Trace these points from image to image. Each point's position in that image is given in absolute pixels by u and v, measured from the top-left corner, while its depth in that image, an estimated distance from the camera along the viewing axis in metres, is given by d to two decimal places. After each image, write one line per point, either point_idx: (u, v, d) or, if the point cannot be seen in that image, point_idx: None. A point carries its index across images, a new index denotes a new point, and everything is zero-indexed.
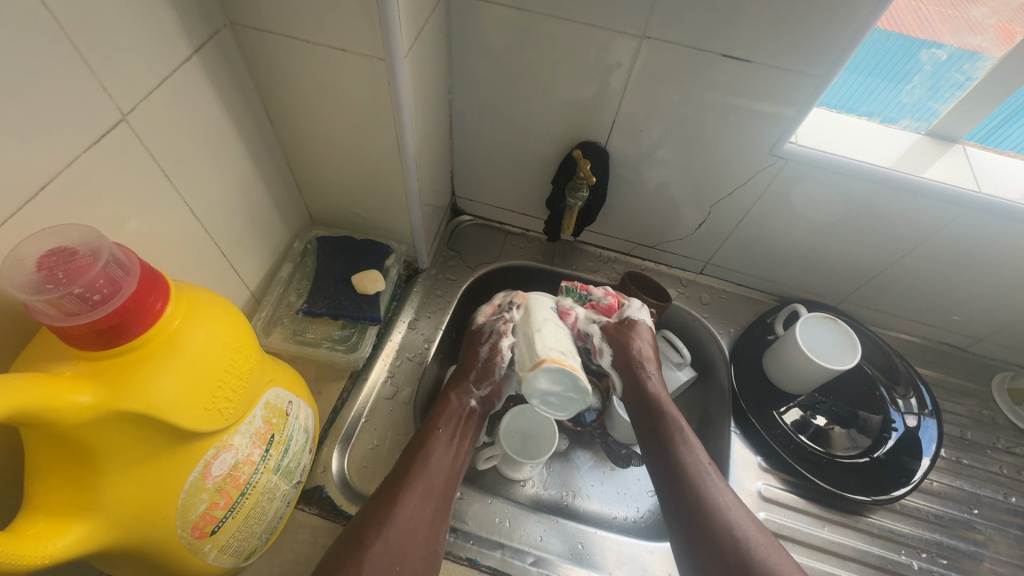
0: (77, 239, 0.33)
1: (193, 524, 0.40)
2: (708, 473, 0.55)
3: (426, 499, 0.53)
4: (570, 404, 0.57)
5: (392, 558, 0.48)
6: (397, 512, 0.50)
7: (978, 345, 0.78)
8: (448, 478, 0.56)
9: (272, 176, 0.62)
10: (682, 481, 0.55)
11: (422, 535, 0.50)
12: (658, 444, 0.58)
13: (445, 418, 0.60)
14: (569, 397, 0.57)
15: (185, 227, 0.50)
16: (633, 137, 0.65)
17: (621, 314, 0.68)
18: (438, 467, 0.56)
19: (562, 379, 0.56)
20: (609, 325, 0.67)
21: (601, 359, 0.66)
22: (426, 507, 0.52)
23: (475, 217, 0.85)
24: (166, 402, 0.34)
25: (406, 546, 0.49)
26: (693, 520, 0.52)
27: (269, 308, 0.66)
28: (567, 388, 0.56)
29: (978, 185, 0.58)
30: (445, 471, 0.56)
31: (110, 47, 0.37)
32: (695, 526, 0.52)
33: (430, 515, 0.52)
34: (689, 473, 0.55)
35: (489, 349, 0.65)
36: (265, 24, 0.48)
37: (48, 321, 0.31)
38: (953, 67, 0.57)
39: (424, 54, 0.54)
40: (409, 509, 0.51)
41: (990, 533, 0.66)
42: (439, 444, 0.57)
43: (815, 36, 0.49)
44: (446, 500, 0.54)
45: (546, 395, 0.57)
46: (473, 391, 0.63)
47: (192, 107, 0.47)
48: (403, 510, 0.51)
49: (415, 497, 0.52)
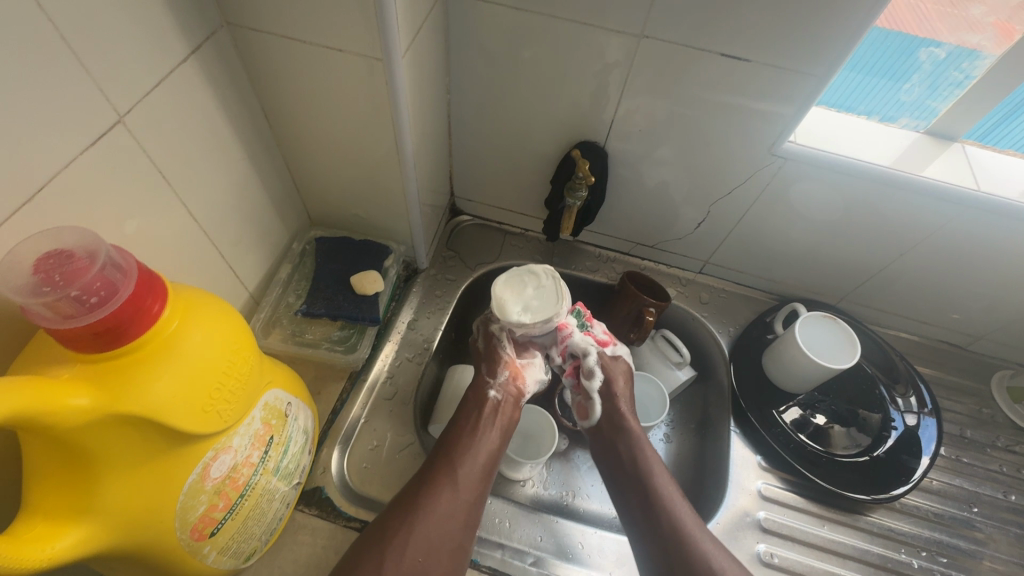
0: (74, 241, 0.33)
1: (192, 527, 0.40)
2: (674, 499, 0.56)
3: (453, 492, 0.53)
4: (546, 288, 0.63)
5: (415, 552, 0.48)
6: (422, 506, 0.51)
7: (978, 343, 0.78)
8: (477, 469, 0.56)
9: (270, 176, 0.62)
10: (649, 508, 0.56)
11: (447, 529, 0.51)
12: (629, 473, 0.59)
13: (469, 411, 0.60)
14: (539, 286, 0.63)
15: (183, 228, 0.49)
16: (631, 137, 0.64)
17: (614, 350, 0.67)
18: (465, 459, 0.56)
19: (516, 278, 0.64)
20: (605, 357, 0.66)
21: (592, 381, 0.64)
22: (454, 500, 0.52)
23: (474, 217, 0.85)
24: (164, 405, 0.34)
25: (429, 540, 0.49)
26: (658, 547, 0.53)
27: (268, 309, 0.66)
28: (527, 278, 0.64)
29: (977, 183, 0.58)
30: (475, 464, 0.56)
31: (106, 47, 0.37)
32: (659, 551, 0.53)
33: (458, 508, 0.52)
34: (656, 501, 0.56)
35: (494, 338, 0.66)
36: (263, 25, 0.48)
37: (45, 324, 0.31)
38: (953, 65, 0.57)
39: (422, 54, 0.54)
40: (434, 503, 0.52)
41: (990, 531, 0.66)
42: (467, 437, 0.57)
43: (814, 34, 0.49)
44: (478, 492, 0.54)
45: (530, 304, 0.62)
46: (491, 381, 0.63)
47: (189, 108, 0.46)
48: (427, 504, 0.51)
49: (442, 492, 0.53)
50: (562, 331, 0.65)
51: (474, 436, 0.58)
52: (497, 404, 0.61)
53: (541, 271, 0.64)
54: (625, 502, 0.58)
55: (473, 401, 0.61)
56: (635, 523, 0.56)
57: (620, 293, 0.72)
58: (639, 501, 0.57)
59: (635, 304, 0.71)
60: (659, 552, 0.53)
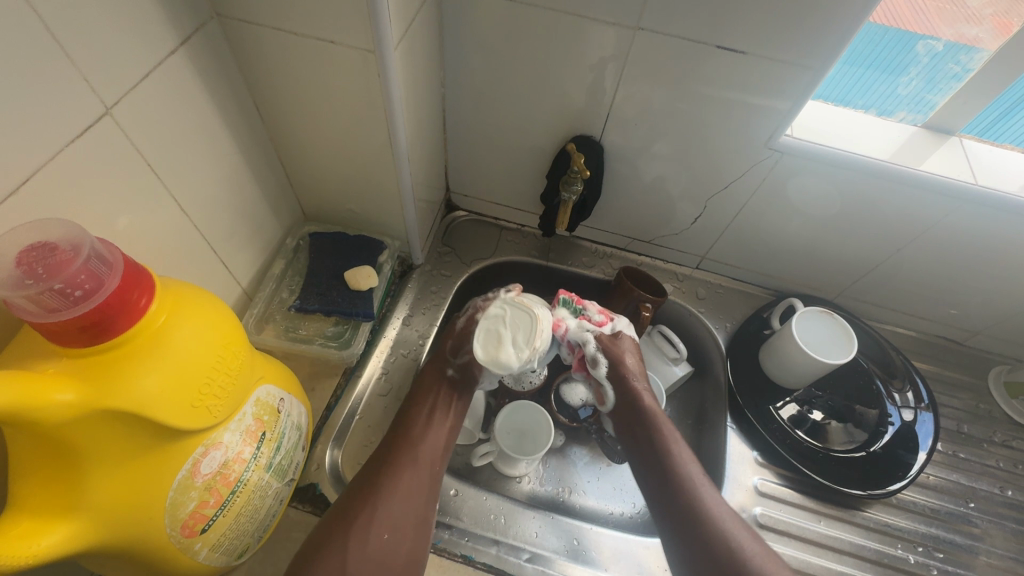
0: (58, 233, 0.33)
1: (183, 523, 0.40)
2: (697, 478, 0.56)
3: (412, 472, 0.54)
4: (511, 315, 0.61)
5: (380, 531, 0.49)
6: (382, 487, 0.52)
7: (975, 338, 0.77)
8: (433, 449, 0.57)
9: (263, 171, 0.61)
10: (672, 484, 0.56)
11: (411, 506, 0.52)
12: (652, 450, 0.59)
13: (423, 394, 0.61)
14: (501, 316, 0.61)
15: (174, 223, 0.49)
16: (628, 131, 0.64)
17: (613, 327, 0.67)
18: (421, 439, 0.57)
19: (487, 336, 0.60)
20: (603, 337, 0.66)
21: (596, 368, 0.65)
22: (413, 478, 0.53)
23: (470, 212, 0.85)
24: (152, 400, 0.33)
25: (394, 519, 0.50)
26: (684, 523, 0.53)
27: (261, 305, 0.65)
28: (494, 326, 0.61)
29: (975, 177, 0.57)
30: (430, 444, 0.57)
31: (92, 38, 0.37)
32: (686, 528, 0.53)
33: (418, 486, 0.53)
34: (678, 478, 0.56)
35: (466, 321, 0.65)
36: (253, 17, 0.47)
37: (30, 317, 0.30)
38: (951, 58, 0.56)
39: (416, 47, 0.53)
40: (395, 483, 0.52)
41: (986, 526, 0.66)
42: (421, 420, 0.58)
43: (812, 26, 0.49)
44: (436, 469, 0.56)
45: (519, 340, 0.60)
46: (449, 362, 0.63)
47: (178, 100, 0.46)
48: (387, 484, 0.52)
49: (405, 472, 0.53)
50: (557, 330, 0.66)
51: (429, 418, 0.58)
52: (451, 385, 0.62)
53: (494, 309, 0.62)
54: (647, 480, 0.58)
55: (427, 386, 0.61)
56: (660, 500, 0.56)
57: (616, 289, 0.72)
58: (661, 479, 0.57)
59: (631, 300, 0.70)
60: (686, 529, 0.53)
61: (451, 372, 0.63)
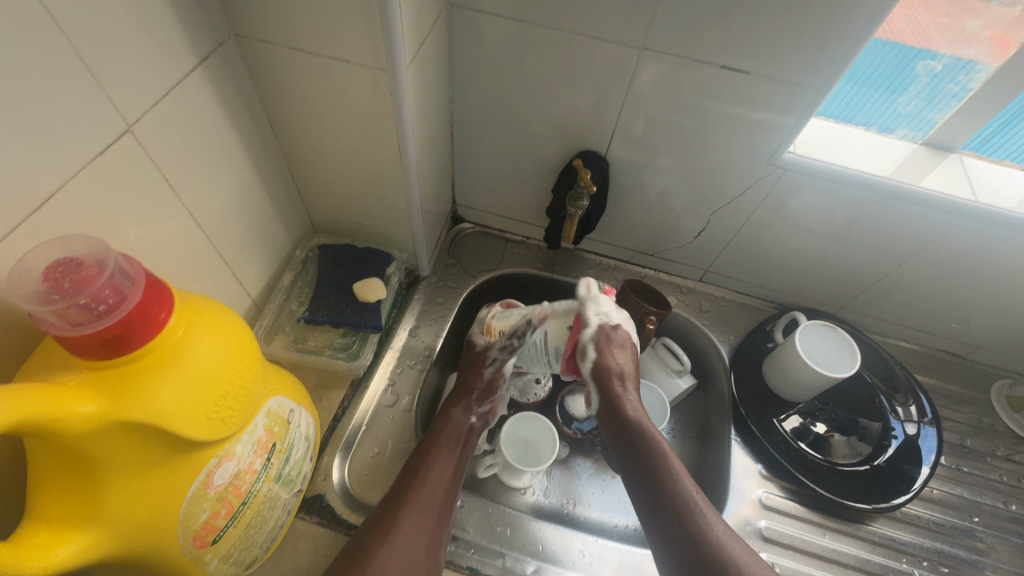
0: (84, 250, 0.34)
1: (195, 534, 0.40)
2: (690, 489, 0.53)
3: (428, 513, 0.53)
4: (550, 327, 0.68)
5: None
6: (398, 528, 0.50)
7: (977, 353, 0.78)
8: (450, 488, 0.56)
9: (274, 184, 0.62)
10: (663, 506, 0.52)
11: (424, 549, 0.51)
12: (640, 465, 0.56)
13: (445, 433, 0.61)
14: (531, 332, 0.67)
15: (188, 235, 0.50)
16: (632, 147, 0.65)
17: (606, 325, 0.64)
18: (442, 477, 0.56)
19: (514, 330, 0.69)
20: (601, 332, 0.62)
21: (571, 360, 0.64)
22: (430, 520, 0.53)
23: (475, 225, 0.85)
24: (169, 411, 0.34)
25: (406, 562, 0.49)
26: (680, 547, 0.49)
27: (270, 316, 0.66)
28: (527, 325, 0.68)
29: (975, 195, 0.58)
30: (447, 482, 0.56)
31: (117, 59, 0.38)
32: (680, 551, 0.49)
33: (433, 529, 0.52)
34: (670, 494, 0.52)
35: (494, 371, 0.67)
36: (270, 36, 0.48)
37: (53, 331, 0.31)
38: (949, 77, 0.58)
39: (426, 65, 0.55)
40: (413, 523, 0.51)
41: (991, 541, 0.66)
42: (440, 457, 0.58)
43: (811, 47, 0.50)
44: (448, 512, 0.55)
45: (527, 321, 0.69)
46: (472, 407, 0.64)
47: (196, 117, 0.47)
48: (404, 522, 0.51)
49: (417, 513, 0.52)
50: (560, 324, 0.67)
51: (447, 459, 0.58)
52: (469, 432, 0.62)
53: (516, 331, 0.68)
54: (643, 502, 0.54)
55: (450, 424, 0.62)
56: (655, 525, 0.52)
57: (621, 301, 0.72)
58: (651, 496, 0.53)
59: (636, 312, 0.70)
60: (678, 545, 0.50)
61: (474, 418, 0.64)
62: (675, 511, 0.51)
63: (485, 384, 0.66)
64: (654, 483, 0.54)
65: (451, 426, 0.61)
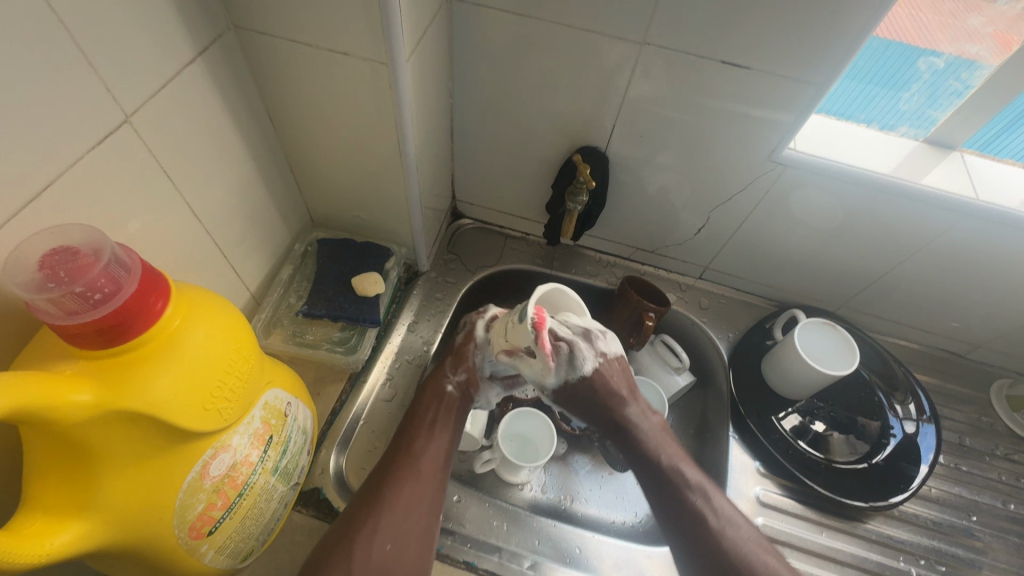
0: (80, 239, 0.34)
1: (190, 525, 0.40)
2: (711, 494, 0.58)
3: (414, 480, 0.54)
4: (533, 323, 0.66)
5: (382, 539, 0.50)
6: (385, 496, 0.53)
7: (978, 351, 0.78)
8: (437, 459, 0.57)
9: (273, 177, 0.62)
10: (681, 514, 0.57)
11: (414, 515, 0.53)
12: (653, 471, 0.60)
13: (423, 408, 0.61)
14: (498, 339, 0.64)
15: (186, 227, 0.50)
16: (632, 144, 0.65)
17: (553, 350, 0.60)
18: (426, 448, 0.57)
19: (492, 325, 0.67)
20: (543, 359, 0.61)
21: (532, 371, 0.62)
22: (417, 487, 0.54)
23: (475, 220, 0.85)
24: (164, 401, 0.34)
25: (397, 528, 0.51)
26: (701, 550, 0.54)
27: (269, 309, 0.66)
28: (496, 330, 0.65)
29: (976, 193, 0.58)
30: (432, 453, 0.57)
31: (116, 50, 0.38)
32: (700, 552, 0.54)
33: (421, 494, 0.54)
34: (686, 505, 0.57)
35: (463, 338, 0.67)
36: (269, 28, 0.48)
37: (49, 319, 0.31)
38: (951, 74, 0.57)
39: (426, 59, 0.55)
40: (398, 495, 0.53)
41: (989, 540, 0.66)
42: (423, 430, 0.59)
43: (813, 42, 0.50)
44: (438, 478, 0.56)
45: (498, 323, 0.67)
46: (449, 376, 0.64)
47: (195, 109, 0.47)
48: (390, 493, 0.53)
49: (401, 481, 0.54)
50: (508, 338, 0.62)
51: (431, 430, 0.59)
52: (450, 401, 0.62)
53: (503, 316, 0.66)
54: (659, 505, 0.58)
55: (428, 399, 0.61)
56: (670, 524, 0.57)
57: (620, 298, 0.72)
58: (667, 503, 0.58)
59: (635, 309, 0.70)
60: (698, 548, 0.55)
61: (451, 388, 0.63)
62: (689, 515, 0.56)
63: (456, 353, 0.66)
64: (669, 490, 0.58)
65: (432, 400, 0.61)
